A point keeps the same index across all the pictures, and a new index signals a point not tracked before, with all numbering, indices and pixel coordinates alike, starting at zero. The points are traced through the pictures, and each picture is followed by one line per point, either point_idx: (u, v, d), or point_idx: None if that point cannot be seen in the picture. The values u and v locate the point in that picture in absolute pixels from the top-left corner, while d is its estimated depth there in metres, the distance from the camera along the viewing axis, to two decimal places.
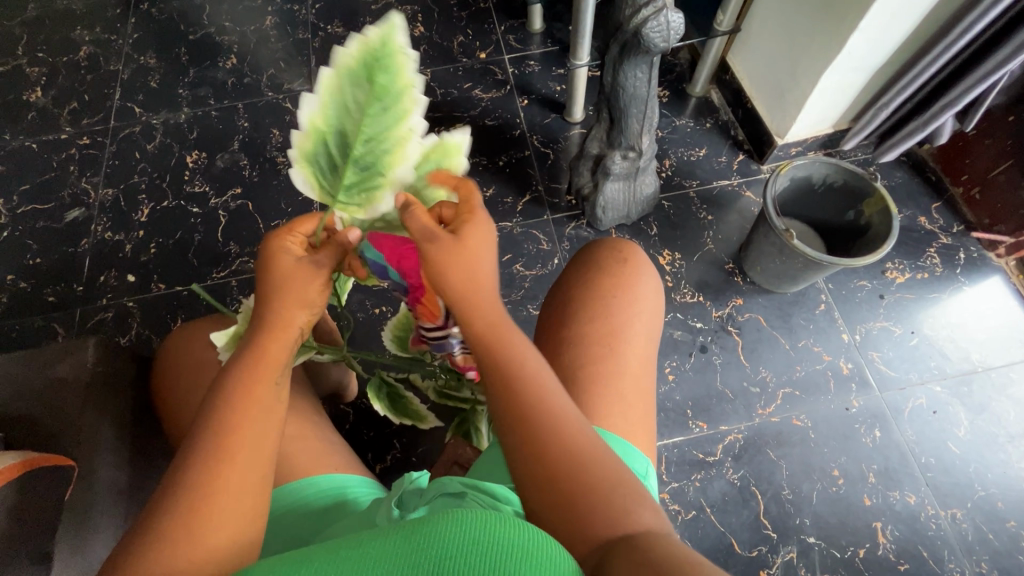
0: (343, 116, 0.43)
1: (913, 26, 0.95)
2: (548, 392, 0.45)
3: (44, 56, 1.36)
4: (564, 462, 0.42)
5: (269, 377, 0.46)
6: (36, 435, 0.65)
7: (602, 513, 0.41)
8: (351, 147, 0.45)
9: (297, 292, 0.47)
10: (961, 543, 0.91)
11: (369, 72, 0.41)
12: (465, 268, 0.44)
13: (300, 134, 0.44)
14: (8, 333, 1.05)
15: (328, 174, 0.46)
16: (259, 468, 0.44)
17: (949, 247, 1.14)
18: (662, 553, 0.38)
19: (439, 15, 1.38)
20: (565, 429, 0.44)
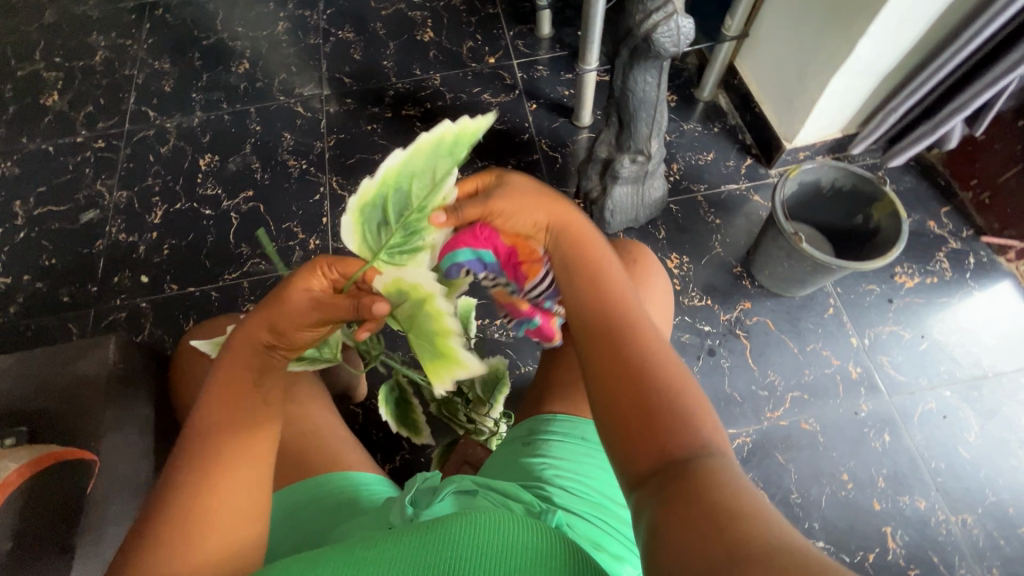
0: (397, 190, 0.42)
1: (922, 31, 0.95)
2: (632, 313, 0.46)
3: (61, 61, 1.38)
4: (640, 367, 0.41)
5: (240, 390, 0.46)
6: (58, 430, 0.66)
7: (676, 420, 0.38)
8: (404, 215, 0.44)
9: (288, 319, 0.47)
10: (972, 549, 0.90)
11: (463, 149, 0.41)
12: (532, 207, 0.52)
13: (361, 192, 0.42)
14: (24, 333, 1.07)
15: (375, 237, 0.44)
16: (249, 473, 0.44)
17: (958, 251, 1.13)
18: (725, 482, 0.34)
19: (449, 21, 1.40)
20: (645, 343, 0.43)
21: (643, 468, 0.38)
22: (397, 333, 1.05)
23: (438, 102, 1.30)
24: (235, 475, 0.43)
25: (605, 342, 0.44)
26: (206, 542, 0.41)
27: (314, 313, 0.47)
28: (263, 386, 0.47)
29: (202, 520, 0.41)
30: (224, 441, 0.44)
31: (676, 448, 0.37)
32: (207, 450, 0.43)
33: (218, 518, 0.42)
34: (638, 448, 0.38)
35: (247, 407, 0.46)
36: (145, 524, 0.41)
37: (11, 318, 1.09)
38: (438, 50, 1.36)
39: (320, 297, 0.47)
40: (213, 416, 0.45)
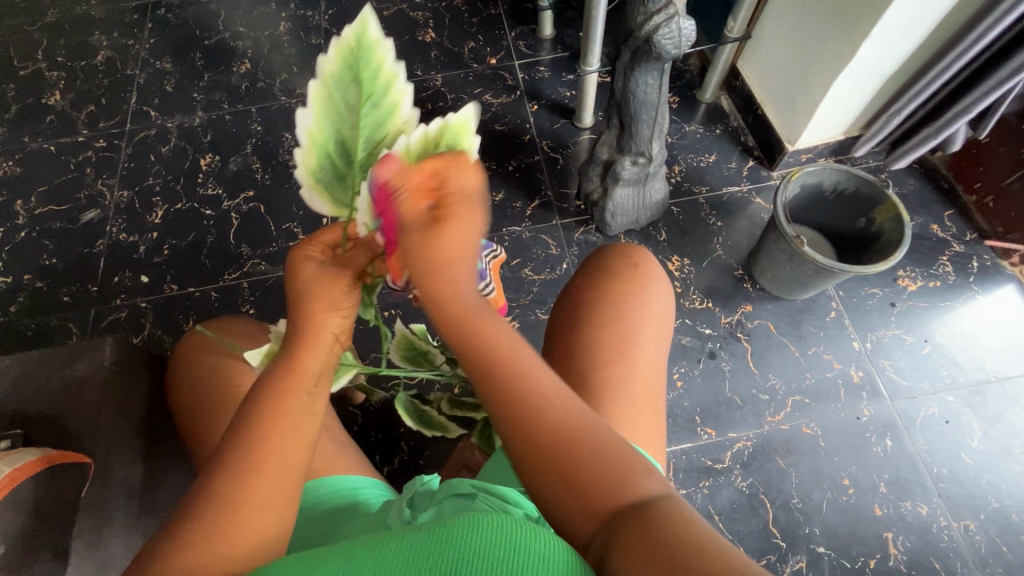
0: (338, 120, 0.40)
1: (925, 33, 0.94)
2: (539, 378, 0.42)
3: (63, 60, 1.38)
4: (553, 446, 0.41)
5: (301, 386, 0.45)
6: (54, 433, 0.66)
7: (608, 484, 0.40)
8: (353, 152, 0.42)
9: (325, 293, 0.46)
10: (974, 556, 0.89)
11: (353, 71, 0.38)
12: (443, 257, 0.40)
13: (300, 153, 0.40)
14: (24, 333, 1.07)
15: (338, 186, 0.42)
16: (293, 472, 0.44)
17: (962, 255, 1.13)
18: (674, 525, 0.36)
19: (450, 21, 1.40)
20: (553, 415, 0.41)
21: (591, 532, 0.39)
22: None
23: (439, 102, 1.29)
24: (273, 482, 0.43)
25: (521, 430, 0.41)
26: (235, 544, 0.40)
27: (345, 276, 0.47)
28: (315, 388, 0.46)
29: (236, 525, 0.41)
30: (270, 446, 0.43)
31: (622, 505, 0.39)
32: (248, 449, 0.42)
33: (258, 520, 0.41)
34: (580, 516, 0.39)
35: (295, 413, 0.44)
36: (183, 522, 0.41)
37: (11, 317, 1.09)
38: (439, 51, 1.36)
39: (331, 263, 0.47)
40: (261, 420, 0.43)
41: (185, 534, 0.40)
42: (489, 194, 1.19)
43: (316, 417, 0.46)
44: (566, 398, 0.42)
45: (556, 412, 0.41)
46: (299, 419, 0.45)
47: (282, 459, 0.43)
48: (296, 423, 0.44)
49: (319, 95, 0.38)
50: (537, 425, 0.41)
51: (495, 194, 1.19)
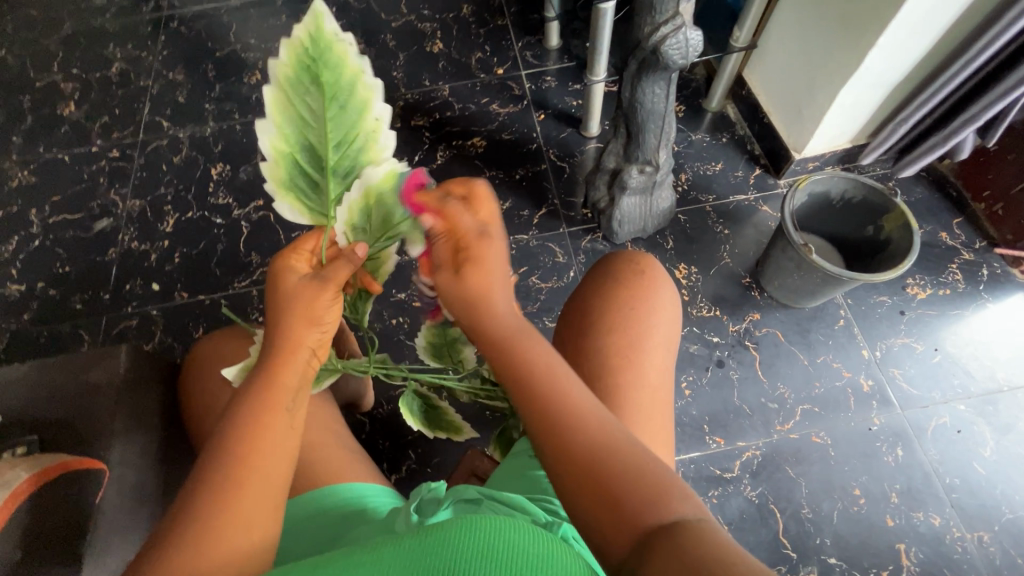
0: (303, 128, 0.44)
1: (932, 42, 0.95)
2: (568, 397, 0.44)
3: (78, 72, 1.41)
4: (588, 450, 0.42)
5: (280, 399, 0.45)
6: (70, 438, 0.67)
7: (635, 505, 0.39)
8: (324, 158, 0.45)
9: (304, 307, 0.47)
10: (988, 568, 0.88)
11: (310, 75, 0.42)
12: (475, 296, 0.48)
13: (268, 164, 0.44)
14: (37, 340, 1.08)
15: (311, 192, 0.46)
16: (277, 481, 0.44)
17: (971, 263, 1.12)
18: (703, 546, 0.36)
19: (458, 32, 1.42)
20: (588, 425, 0.43)
21: (627, 546, 0.39)
22: (406, 342, 1.05)
23: (447, 112, 1.31)
24: (256, 492, 0.43)
25: (554, 436, 0.43)
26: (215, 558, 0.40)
27: (327, 291, 0.48)
28: (294, 403, 0.46)
29: (219, 538, 0.41)
30: (251, 460, 0.43)
31: (653, 521, 0.38)
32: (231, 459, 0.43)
33: (241, 533, 0.42)
34: (613, 526, 0.39)
35: (274, 425, 0.45)
36: (166, 535, 0.41)
37: (25, 324, 1.10)
38: (447, 61, 1.37)
39: (312, 276, 0.48)
40: (242, 434, 0.44)
41: (167, 549, 0.40)
42: (497, 203, 1.20)
43: (298, 427, 0.47)
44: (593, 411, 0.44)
45: (594, 420, 0.43)
46: (280, 433, 0.45)
47: (263, 473, 0.43)
48: (275, 437, 0.45)
49: (279, 106, 0.42)
50: (571, 442, 0.42)
51: (503, 203, 1.19)
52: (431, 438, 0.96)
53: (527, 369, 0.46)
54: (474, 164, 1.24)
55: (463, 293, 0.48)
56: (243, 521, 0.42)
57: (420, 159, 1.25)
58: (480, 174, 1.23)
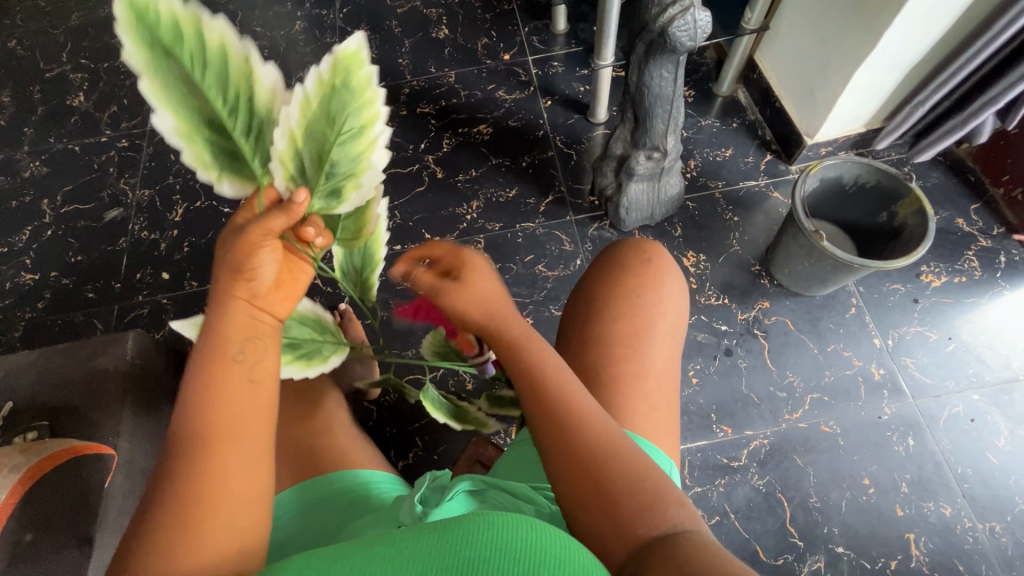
0: (189, 101, 0.33)
1: (951, 21, 0.92)
2: (580, 403, 0.47)
3: (86, 62, 1.41)
4: (582, 442, 0.45)
5: (229, 359, 0.40)
6: (79, 423, 0.67)
7: (639, 506, 0.42)
8: (221, 121, 0.34)
9: (238, 255, 0.39)
10: (999, 558, 0.87)
11: (159, 41, 0.30)
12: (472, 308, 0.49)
13: (185, 155, 0.33)
14: (51, 328, 1.10)
15: (229, 163, 0.36)
16: (251, 448, 0.40)
17: (989, 250, 1.10)
18: (703, 556, 0.38)
19: (464, 17, 1.40)
20: (595, 428, 0.45)
21: (624, 552, 0.41)
22: (412, 331, 1.06)
23: (453, 99, 1.29)
24: (231, 464, 0.39)
25: (561, 440, 0.45)
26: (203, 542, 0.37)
27: (255, 234, 0.39)
28: (245, 353, 0.40)
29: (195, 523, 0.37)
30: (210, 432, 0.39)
31: (642, 533, 0.41)
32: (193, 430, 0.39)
33: (221, 511, 0.38)
34: (614, 534, 0.42)
35: (231, 387, 0.40)
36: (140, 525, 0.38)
37: (39, 313, 1.12)
38: (453, 47, 1.36)
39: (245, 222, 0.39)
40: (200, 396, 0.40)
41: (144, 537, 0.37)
42: (503, 190, 1.19)
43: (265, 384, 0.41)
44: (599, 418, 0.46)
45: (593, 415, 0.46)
46: (241, 391, 0.40)
47: (237, 436, 0.40)
48: (239, 395, 0.40)
49: (153, 89, 0.31)
50: (579, 452, 0.44)
51: (509, 190, 1.19)
52: (437, 425, 0.96)
53: (537, 364, 0.48)
54: (480, 152, 1.23)
55: (466, 305, 0.49)
56: (224, 505, 0.38)
57: (426, 147, 1.24)
58: (486, 161, 1.22)
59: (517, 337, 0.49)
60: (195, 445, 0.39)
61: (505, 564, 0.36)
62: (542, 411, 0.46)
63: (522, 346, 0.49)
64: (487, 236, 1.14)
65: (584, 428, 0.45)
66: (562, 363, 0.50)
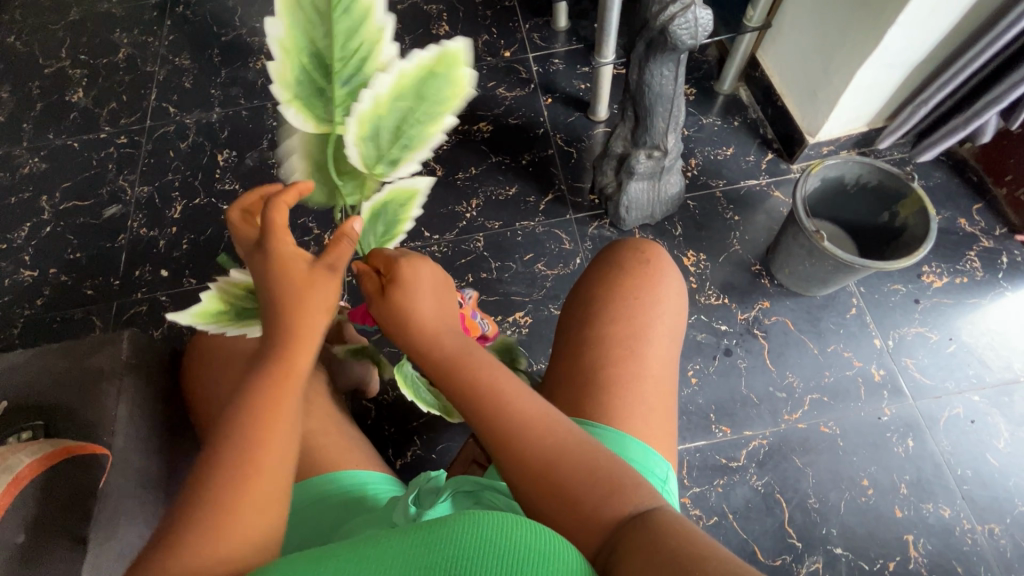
0: (311, 31, 0.39)
1: (955, 19, 0.91)
2: (522, 408, 0.48)
3: (85, 58, 1.41)
4: (525, 449, 0.46)
5: (293, 385, 0.46)
6: (74, 423, 0.67)
7: (602, 494, 0.44)
8: (332, 67, 0.41)
9: (318, 296, 0.47)
10: (998, 559, 0.87)
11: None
12: (403, 326, 0.53)
13: (275, 64, 0.39)
14: (50, 326, 1.10)
15: (318, 99, 0.42)
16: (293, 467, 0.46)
17: (991, 250, 1.09)
18: (669, 533, 0.40)
19: (465, 14, 1.39)
20: (537, 436, 0.47)
21: (594, 540, 0.43)
22: None
23: None
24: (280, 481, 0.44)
25: (508, 452, 0.47)
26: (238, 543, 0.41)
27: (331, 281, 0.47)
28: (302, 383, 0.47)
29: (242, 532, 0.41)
30: (264, 450, 0.43)
31: (613, 518, 0.43)
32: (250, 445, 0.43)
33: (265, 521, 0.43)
34: (581, 525, 0.44)
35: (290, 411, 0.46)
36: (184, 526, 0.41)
37: (37, 309, 1.12)
38: None
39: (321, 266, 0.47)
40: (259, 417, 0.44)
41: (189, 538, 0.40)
42: (503, 188, 1.18)
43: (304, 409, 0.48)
44: (544, 417, 0.48)
45: (539, 421, 0.47)
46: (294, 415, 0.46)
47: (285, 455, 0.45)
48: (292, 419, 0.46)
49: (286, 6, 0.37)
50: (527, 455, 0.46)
51: (509, 188, 1.18)
52: (436, 424, 0.96)
53: (479, 382, 0.49)
54: (479, 150, 1.22)
55: (396, 319, 0.53)
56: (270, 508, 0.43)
57: None
58: (486, 159, 1.21)
59: (451, 353, 0.52)
60: (254, 468, 0.43)
61: (492, 563, 0.36)
62: (491, 422, 0.48)
63: (461, 360, 0.51)
64: (486, 234, 1.14)
65: (530, 438, 0.47)
66: (504, 371, 0.51)
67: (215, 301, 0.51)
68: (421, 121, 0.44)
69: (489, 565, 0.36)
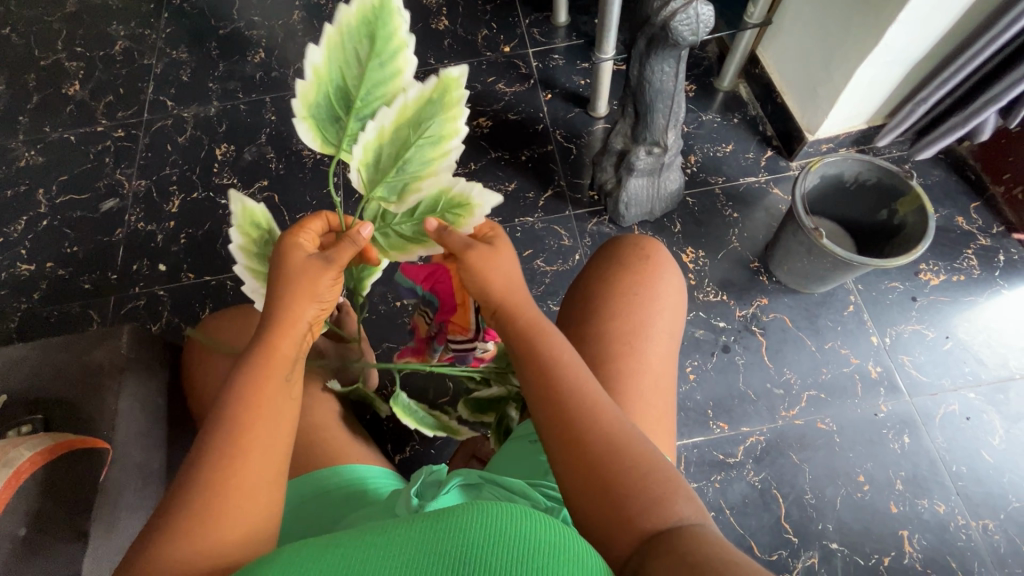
0: (344, 65, 0.43)
1: (954, 18, 0.91)
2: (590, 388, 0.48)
3: (82, 51, 1.40)
4: (594, 433, 0.45)
5: (278, 373, 0.46)
6: (74, 418, 0.67)
7: (649, 501, 0.43)
8: (353, 101, 0.45)
9: (304, 283, 0.48)
10: (992, 555, 0.88)
11: (369, 30, 0.42)
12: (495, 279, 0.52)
13: (303, 84, 0.43)
14: (47, 320, 1.10)
15: (331, 125, 0.46)
16: (276, 462, 0.44)
17: (988, 248, 1.09)
18: (703, 548, 0.39)
19: (464, 9, 1.38)
20: (606, 418, 0.46)
21: (629, 548, 0.42)
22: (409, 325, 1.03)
23: None
24: (262, 467, 0.43)
25: (569, 427, 0.46)
26: (229, 532, 0.41)
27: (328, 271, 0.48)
28: (291, 376, 0.47)
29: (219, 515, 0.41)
30: (251, 437, 0.43)
31: (650, 527, 0.42)
32: (228, 425, 0.43)
33: (249, 506, 0.42)
34: (619, 527, 0.43)
35: (273, 400, 0.45)
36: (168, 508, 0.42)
37: (34, 304, 1.11)
38: (453, 39, 1.34)
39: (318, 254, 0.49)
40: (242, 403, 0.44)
41: (174, 519, 0.41)
42: (502, 184, 1.18)
43: (294, 405, 0.47)
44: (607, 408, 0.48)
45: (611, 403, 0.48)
46: (278, 405, 0.46)
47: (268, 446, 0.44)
48: (276, 410, 0.45)
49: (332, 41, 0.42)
50: (592, 437, 0.45)
51: (508, 184, 1.18)
52: None
53: (558, 356, 0.50)
54: (479, 145, 1.22)
55: (491, 273, 0.52)
56: (249, 492, 0.42)
57: None
58: (485, 155, 1.21)
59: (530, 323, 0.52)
60: (238, 450, 0.43)
61: (500, 553, 0.36)
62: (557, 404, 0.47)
63: (541, 325, 0.51)
64: None
65: (598, 416, 0.46)
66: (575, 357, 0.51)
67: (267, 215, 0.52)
68: (424, 142, 0.45)
69: (499, 559, 0.36)
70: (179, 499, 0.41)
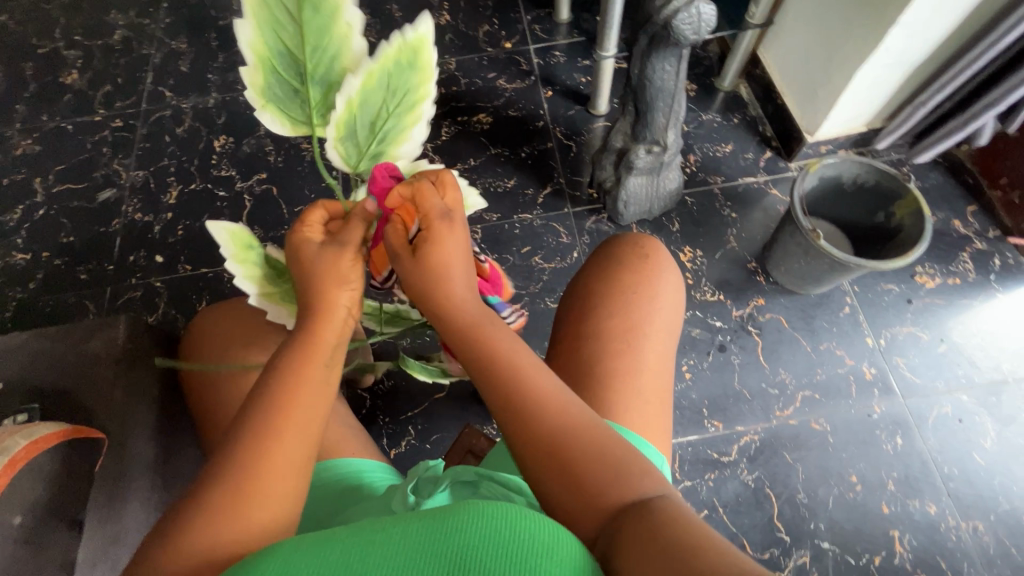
0: (280, 35, 0.43)
1: (955, 21, 0.91)
2: (541, 385, 0.46)
3: (80, 39, 1.39)
4: (540, 422, 0.45)
5: (319, 357, 0.47)
6: (69, 405, 0.67)
7: (604, 483, 0.43)
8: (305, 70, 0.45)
9: (330, 271, 0.48)
10: (981, 555, 0.89)
11: None
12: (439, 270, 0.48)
13: (248, 69, 0.43)
14: (43, 309, 1.09)
15: (290, 102, 0.46)
16: (307, 443, 0.44)
17: (984, 252, 1.10)
18: (664, 519, 0.39)
19: (466, 4, 1.38)
20: (557, 409, 0.45)
21: (596, 527, 0.42)
22: None
23: (452, 86, 1.28)
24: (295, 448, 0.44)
25: (521, 430, 0.45)
26: (254, 513, 0.41)
27: (346, 254, 0.48)
28: (332, 358, 0.48)
29: (254, 494, 0.41)
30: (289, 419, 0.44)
31: (613, 505, 0.42)
32: (269, 408, 0.44)
33: (279, 487, 0.42)
34: (583, 511, 0.43)
35: (311, 383, 0.46)
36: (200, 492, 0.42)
37: (30, 293, 1.11)
38: (454, 34, 1.34)
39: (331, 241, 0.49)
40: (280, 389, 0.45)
41: (205, 502, 0.41)
42: (501, 180, 1.18)
43: (333, 388, 0.47)
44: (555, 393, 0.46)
45: (547, 388, 0.47)
46: (315, 388, 0.46)
47: (302, 426, 0.44)
48: (313, 393, 0.46)
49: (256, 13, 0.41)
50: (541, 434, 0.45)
51: (508, 180, 1.18)
52: (431, 414, 0.97)
53: (499, 357, 0.47)
54: (478, 141, 1.22)
55: (428, 268, 0.48)
56: (281, 473, 0.43)
57: (424, 135, 1.23)
58: (485, 151, 1.21)
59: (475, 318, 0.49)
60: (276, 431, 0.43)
61: (496, 555, 0.36)
62: (512, 416, 0.46)
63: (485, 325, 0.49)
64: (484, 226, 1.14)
65: (550, 420, 0.45)
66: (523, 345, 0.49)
67: (250, 232, 0.53)
68: (397, 109, 0.48)
69: (494, 563, 0.36)
70: (212, 480, 0.42)
